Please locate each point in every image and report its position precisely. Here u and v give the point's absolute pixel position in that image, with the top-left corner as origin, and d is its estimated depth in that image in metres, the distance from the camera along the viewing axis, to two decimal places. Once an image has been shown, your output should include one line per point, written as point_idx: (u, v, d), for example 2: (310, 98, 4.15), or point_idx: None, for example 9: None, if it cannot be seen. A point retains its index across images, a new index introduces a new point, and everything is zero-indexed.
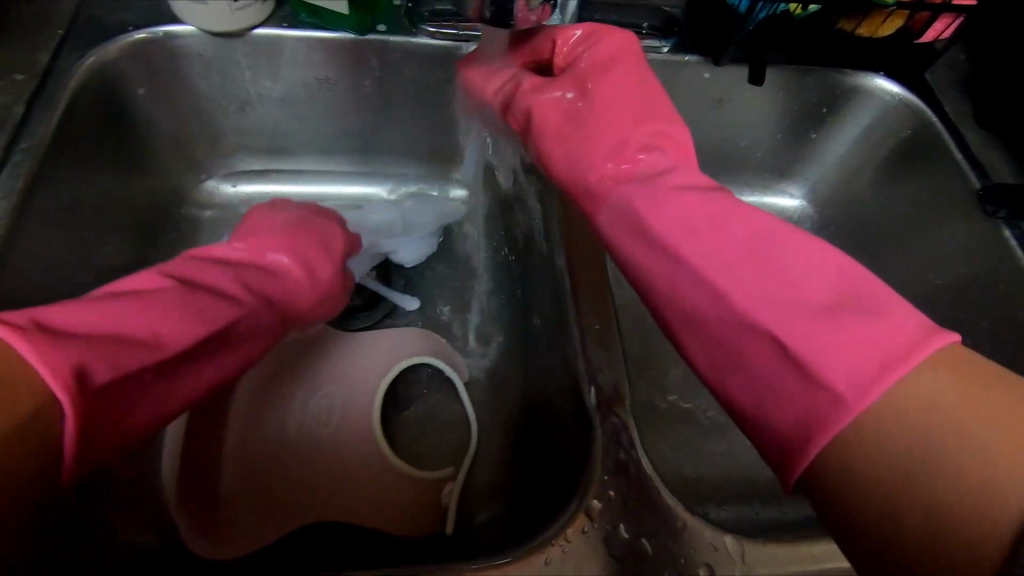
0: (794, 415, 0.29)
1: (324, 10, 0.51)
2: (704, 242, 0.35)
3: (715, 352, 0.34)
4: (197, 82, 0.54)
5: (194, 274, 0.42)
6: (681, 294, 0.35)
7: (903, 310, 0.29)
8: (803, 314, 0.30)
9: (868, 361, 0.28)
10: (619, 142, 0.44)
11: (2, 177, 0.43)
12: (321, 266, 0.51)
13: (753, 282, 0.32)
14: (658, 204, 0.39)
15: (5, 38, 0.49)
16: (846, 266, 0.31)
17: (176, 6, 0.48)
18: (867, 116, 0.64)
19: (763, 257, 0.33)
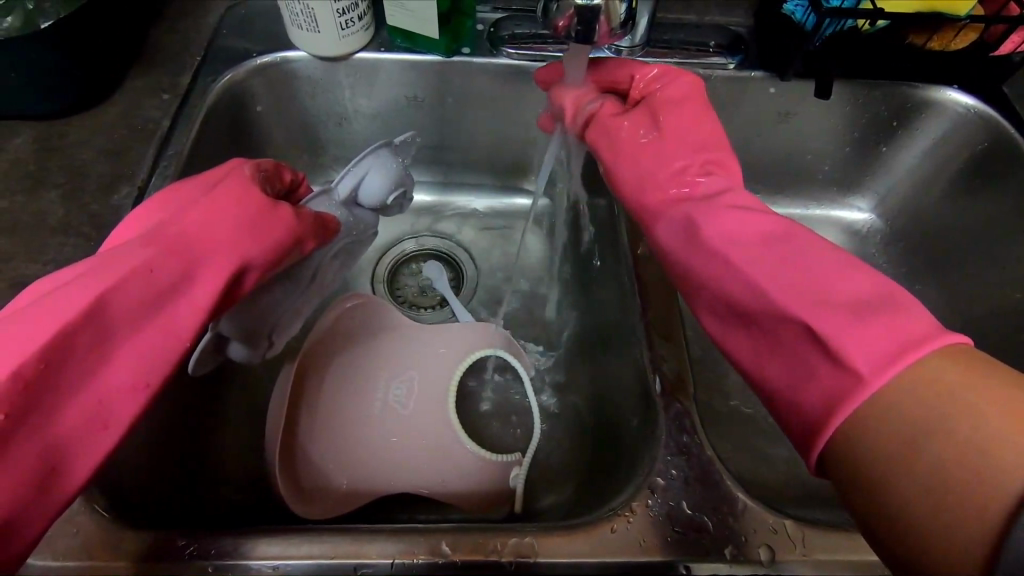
0: (823, 395, 0.33)
1: (418, 36, 0.58)
2: (752, 248, 0.39)
3: (757, 343, 0.38)
4: (305, 100, 0.61)
5: (62, 277, 0.39)
6: (727, 290, 0.39)
7: (919, 312, 0.32)
8: (830, 311, 0.34)
9: (886, 351, 0.31)
10: (679, 167, 0.46)
11: (154, 178, 0.51)
12: (232, 227, 0.44)
13: (787, 283, 0.36)
14: (707, 213, 0.42)
15: (157, 63, 0.58)
16: (873, 276, 0.35)
17: (294, 34, 0.56)
18: (938, 128, 0.64)
19: (799, 264, 0.36)
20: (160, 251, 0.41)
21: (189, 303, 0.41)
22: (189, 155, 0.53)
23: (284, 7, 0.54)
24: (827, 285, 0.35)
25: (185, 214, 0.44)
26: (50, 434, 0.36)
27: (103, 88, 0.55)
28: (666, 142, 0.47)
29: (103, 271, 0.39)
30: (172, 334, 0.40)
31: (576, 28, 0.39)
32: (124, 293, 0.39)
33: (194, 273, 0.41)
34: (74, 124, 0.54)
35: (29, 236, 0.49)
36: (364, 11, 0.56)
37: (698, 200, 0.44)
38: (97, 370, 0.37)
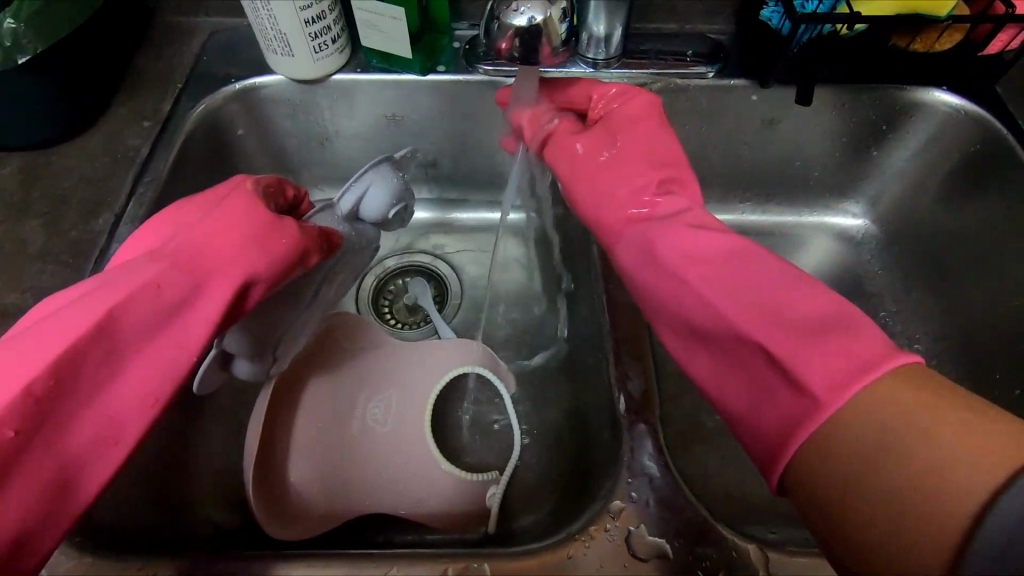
0: (780, 418, 0.32)
1: (394, 56, 0.58)
2: (711, 264, 0.38)
3: (718, 365, 0.37)
4: (284, 122, 0.62)
5: (70, 296, 0.40)
6: (684, 309, 0.38)
7: (872, 333, 0.32)
8: (788, 329, 0.33)
9: (844, 369, 0.31)
10: (639, 185, 0.45)
11: (131, 205, 0.52)
12: (235, 243, 0.43)
13: (744, 300, 0.35)
14: (662, 234, 0.41)
15: (140, 91, 0.60)
16: (826, 293, 0.34)
17: (270, 59, 0.57)
18: (927, 131, 0.62)
19: (755, 280, 0.36)
20: (165, 269, 0.41)
21: (194, 317, 0.41)
22: (167, 181, 0.54)
23: (258, 34, 0.55)
24: (785, 302, 0.34)
25: (189, 231, 0.43)
26: (64, 449, 0.37)
27: (86, 118, 0.56)
28: (625, 157, 0.47)
29: (108, 291, 0.39)
30: (180, 349, 0.40)
31: (521, 48, 0.44)
32: (127, 313, 0.39)
33: (198, 289, 0.41)
34: (59, 153, 0.56)
35: (13, 264, 0.50)
36: (338, 34, 0.57)
37: (659, 219, 0.43)
38: (103, 390, 0.38)
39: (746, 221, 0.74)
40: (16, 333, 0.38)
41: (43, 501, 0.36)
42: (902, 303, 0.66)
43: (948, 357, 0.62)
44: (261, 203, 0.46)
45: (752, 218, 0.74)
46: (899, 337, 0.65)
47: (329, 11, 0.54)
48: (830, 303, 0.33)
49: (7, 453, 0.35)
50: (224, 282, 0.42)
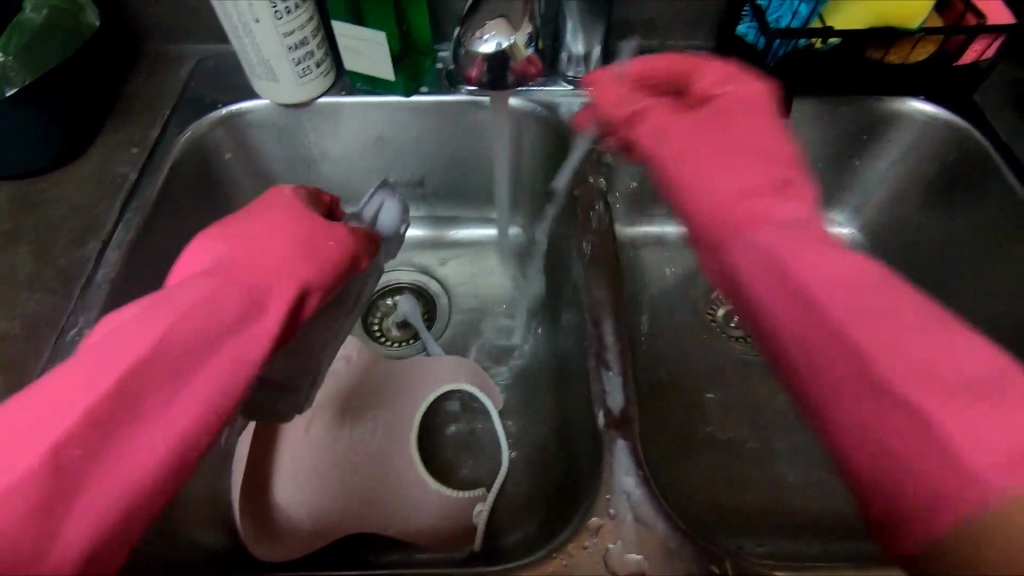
0: (929, 470, 0.29)
1: (378, 79, 0.60)
2: (871, 287, 0.33)
3: (831, 400, 0.33)
4: (269, 146, 0.63)
5: (120, 314, 0.38)
6: (810, 343, 0.34)
7: (973, 341, 0.30)
8: (960, 381, 0.29)
9: (1006, 431, 0.27)
10: (757, 183, 0.40)
11: (119, 231, 0.53)
12: (288, 254, 0.43)
13: (892, 340, 0.31)
14: (796, 244, 0.36)
15: (128, 119, 0.61)
16: (954, 330, 0.31)
17: (256, 85, 0.58)
18: (908, 139, 0.63)
19: (897, 317, 0.32)
20: (222, 281, 0.40)
21: (254, 330, 0.39)
22: (154, 206, 0.55)
23: (243, 61, 0.56)
24: (922, 344, 0.30)
25: (241, 245, 0.44)
26: (131, 471, 0.33)
27: (75, 146, 0.57)
28: (709, 164, 0.43)
29: (162, 305, 0.38)
30: (235, 364, 0.38)
31: (490, 68, 0.48)
32: (189, 326, 0.37)
33: (256, 301, 0.40)
34: (48, 181, 0.57)
35: (2, 292, 0.51)
36: (321, 58, 0.58)
37: (777, 221, 0.38)
38: (164, 410, 0.35)
39: None
40: (75, 358, 0.35)
41: (109, 533, 0.33)
42: None
43: None
44: (305, 212, 0.47)
45: None
46: None
47: (313, 37, 0.56)
48: (970, 350, 0.30)
49: (73, 477, 0.32)
50: (277, 291, 0.41)
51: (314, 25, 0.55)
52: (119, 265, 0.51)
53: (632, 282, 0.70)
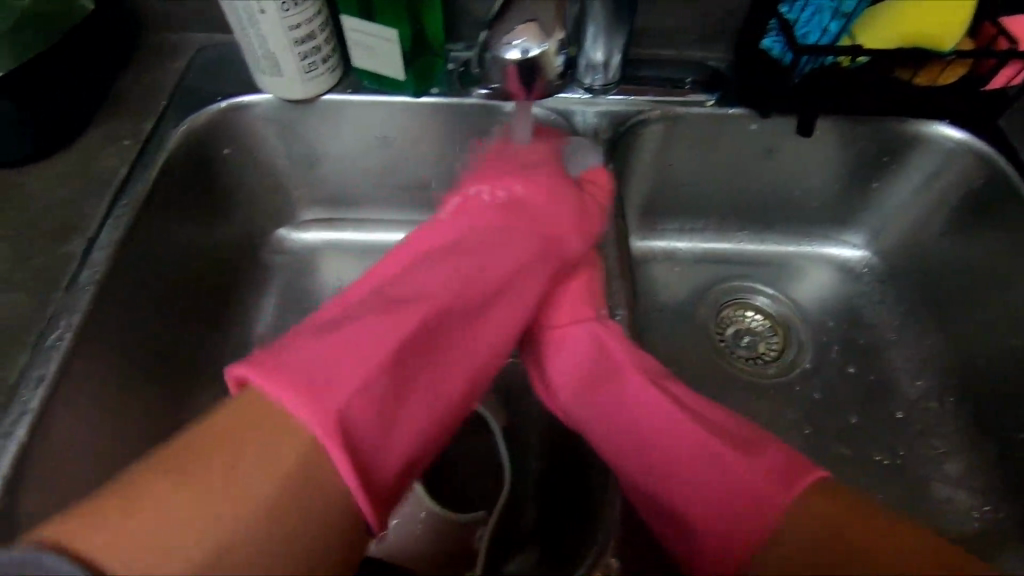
0: (721, 524, 0.39)
1: (384, 77, 0.57)
2: (664, 436, 0.44)
3: (712, 505, 0.40)
4: (268, 141, 0.60)
5: (451, 271, 0.48)
6: (677, 455, 0.43)
7: (750, 463, 0.39)
8: (641, 437, 0.45)
9: (719, 502, 0.39)
10: (671, 435, 0.44)
11: (106, 229, 0.48)
12: (516, 183, 0.54)
13: (674, 462, 0.42)
14: (620, 399, 0.47)
15: (119, 107, 0.57)
16: (704, 443, 0.42)
17: (259, 78, 0.55)
18: (929, 164, 0.61)
19: (652, 443, 0.44)
20: (494, 220, 0.53)
21: (493, 275, 0.49)
22: (146, 201, 0.51)
23: (245, 51, 0.53)
24: (679, 458, 0.42)
25: (506, 189, 0.55)
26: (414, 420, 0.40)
27: (65, 135, 0.53)
28: (625, 408, 0.47)
29: (482, 242, 0.51)
30: (533, 261, 0.51)
31: (518, 75, 0.45)
32: (534, 266, 0.51)
33: (523, 251, 0.51)
34: (25, 173, 0.52)
35: None
36: (329, 54, 0.55)
37: (672, 406, 0.45)
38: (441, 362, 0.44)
39: (744, 251, 0.72)
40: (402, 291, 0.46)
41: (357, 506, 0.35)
42: (908, 344, 0.65)
43: (951, 400, 0.60)
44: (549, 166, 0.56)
45: (751, 247, 0.72)
46: (893, 368, 0.64)
47: (321, 31, 0.52)
48: (695, 462, 0.42)
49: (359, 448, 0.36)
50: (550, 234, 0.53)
51: (323, 18, 0.52)
52: (107, 266, 0.47)
53: (637, 298, 0.68)
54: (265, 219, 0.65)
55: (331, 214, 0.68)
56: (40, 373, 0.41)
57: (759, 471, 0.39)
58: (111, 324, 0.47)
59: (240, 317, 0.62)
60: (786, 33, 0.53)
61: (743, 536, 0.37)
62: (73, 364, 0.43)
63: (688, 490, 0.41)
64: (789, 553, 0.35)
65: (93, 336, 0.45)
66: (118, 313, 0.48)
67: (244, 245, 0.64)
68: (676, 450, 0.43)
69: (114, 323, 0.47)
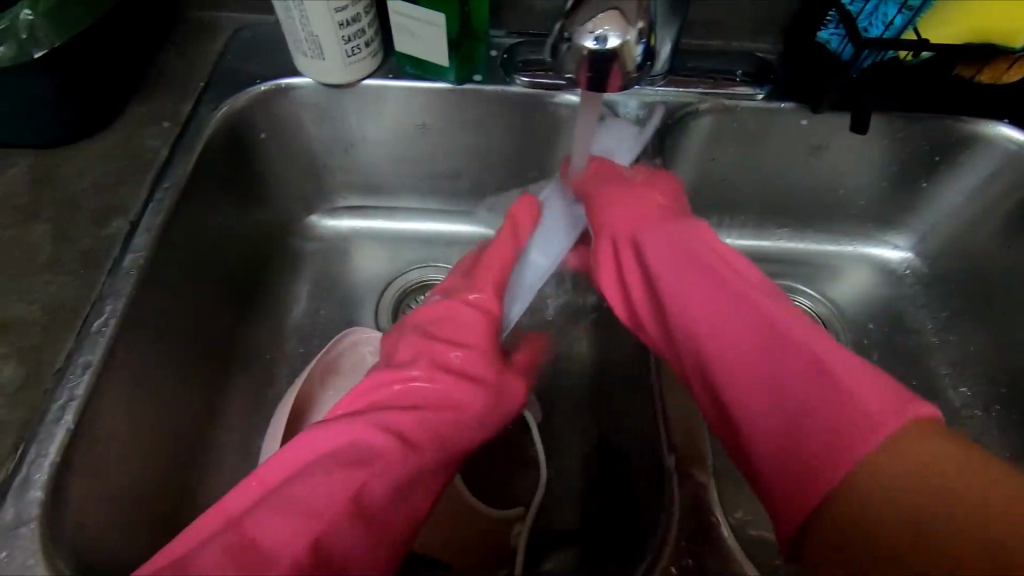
0: (818, 435, 0.34)
1: (427, 62, 0.55)
2: (758, 346, 0.39)
3: (817, 429, 0.35)
4: (305, 126, 0.59)
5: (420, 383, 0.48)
6: (784, 371, 0.37)
7: (870, 391, 0.34)
8: (740, 346, 0.40)
9: (827, 421, 0.34)
10: (781, 345, 0.38)
11: (147, 214, 0.47)
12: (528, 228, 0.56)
13: (770, 378, 0.38)
14: (721, 304, 0.42)
15: (157, 88, 0.55)
16: (817, 364, 0.36)
17: (300, 60, 0.54)
18: (987, 165, 0.58)
19: (760, 349, 0.39)
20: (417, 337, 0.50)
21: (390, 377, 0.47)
22: (186, 186, 0.50)
23: (288, 34, 0.52)
24: (781, 373, 0.37)
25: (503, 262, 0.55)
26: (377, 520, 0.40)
27: (104, 116, 0.52)
28: (724, 314, 0.42)
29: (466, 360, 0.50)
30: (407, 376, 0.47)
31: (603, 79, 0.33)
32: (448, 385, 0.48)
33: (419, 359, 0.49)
34: (65, 154, 0.51)
35: (20, 272, 0.45)
36: (371, 38, 0.53)
37: (782, 327, 0.39)
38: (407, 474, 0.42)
39: (782, 249, 0.70)
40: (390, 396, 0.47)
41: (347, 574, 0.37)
42: (950, 349, 0.63)
43: (996, 407, 0.59)
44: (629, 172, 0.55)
45: (790, 245, 0.70)
46: (935, 373, 0.63)
47: (365, 13, 0.51)
48: (802, 376, 0.37)
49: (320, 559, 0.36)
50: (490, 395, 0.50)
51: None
52: (150, 251, 0.46)
53: None
54: (298, 205, 0.64)
55: (364, 201, 0.67)
56: (86, 358, 0.41)
57: (877, 398, 0.34)
58: (154, 311, 0.46)
59: (275, 304, 0.61)
60: (848, 26, 0.51)
61: (834, 470, 0.33)
62: (118, 349, 0.42)
63: (790, 413, 0.36)
64: (879, 491, 0.31)
65: (137, 322, 0.44)
66: (160, 299, 0.47)
67: (279, 231, 0.64)
68: (790, 359, 0.38)
69: (156, 310, 0.47)
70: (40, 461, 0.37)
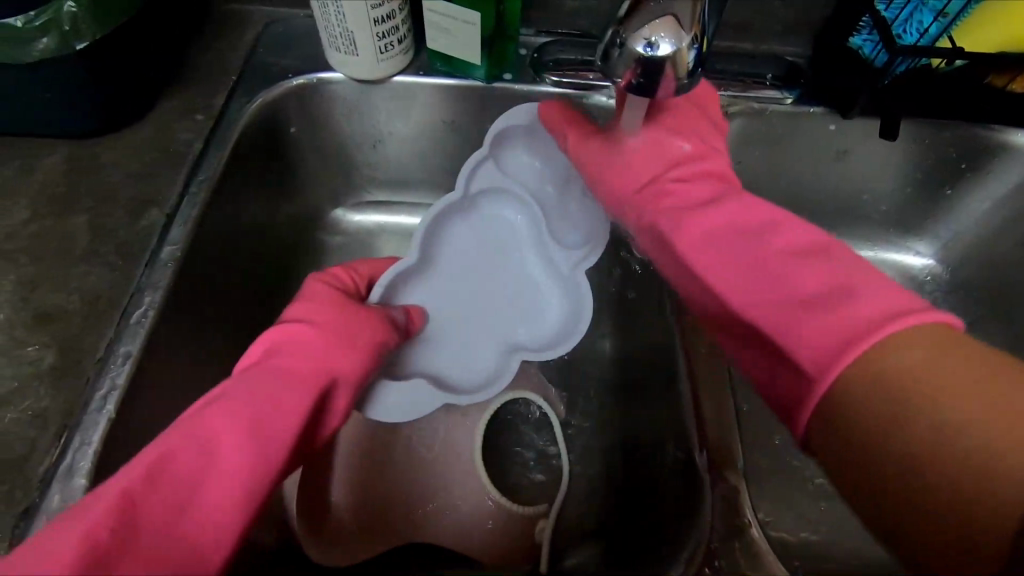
0: (820, 341, 0.33)
1: (458, 60, 0.55)
2: (770, 262, 0.38)
3: (820, 339, 0.33)
4: (334, 120, 0.59)
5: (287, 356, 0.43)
6: (795, 280, 0.36)
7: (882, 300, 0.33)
8: (754, 257, 0.38)
9: (832, 333, 0.33)
10: (791, 258, 0.37)
11: (183, 206, 0.48)
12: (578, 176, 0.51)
13: (774, 288, 0.36)
14: (735, 224, 0.41)
15: (189, 80, 0.56)
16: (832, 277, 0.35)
17: (332, 56, 0.54)
18: (1015, 174, 0.58)
19: (771, 265, 0.38)
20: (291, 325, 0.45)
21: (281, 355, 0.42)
22: (220, 179, 0.50)
23: (322, 29, 0.51)
24: (790, 280, 0.36)
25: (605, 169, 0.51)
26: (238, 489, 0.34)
27: (138, 107, 0.52)
28: (735, 234, 0.40)
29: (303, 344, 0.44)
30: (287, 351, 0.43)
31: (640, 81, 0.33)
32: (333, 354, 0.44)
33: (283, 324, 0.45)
34: (100, 145, 0.51)
35: (59, 261, 0.46)
36: (404, 34, 0.53)
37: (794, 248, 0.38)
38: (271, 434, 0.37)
39: None
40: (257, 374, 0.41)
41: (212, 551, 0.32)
42: None
43: None
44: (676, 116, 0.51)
45: None
46: None
47: (400, 9, 0.51)
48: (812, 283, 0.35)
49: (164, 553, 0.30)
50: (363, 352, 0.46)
51: None
52: (186, 242, 0.46)
53: None
54: (324, 199, 0.65)
55: (389, 197, 0.67)
56: (126, 349, 0.41)
57: (875, 307, 0.32)
58: (189, 302, 0.47)
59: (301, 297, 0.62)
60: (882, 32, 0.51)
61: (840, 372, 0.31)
62: (156, 340, 0.43)
63: (789, 314, 0.35)
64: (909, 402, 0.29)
65: (174, 313, 0.45)
66: (196, 290, 0.48)
67: (305, 225, 0.64)
68: (798, 274, 0.36)
69: (192, 301, 0.47)
70: (84, 449, 0.37)
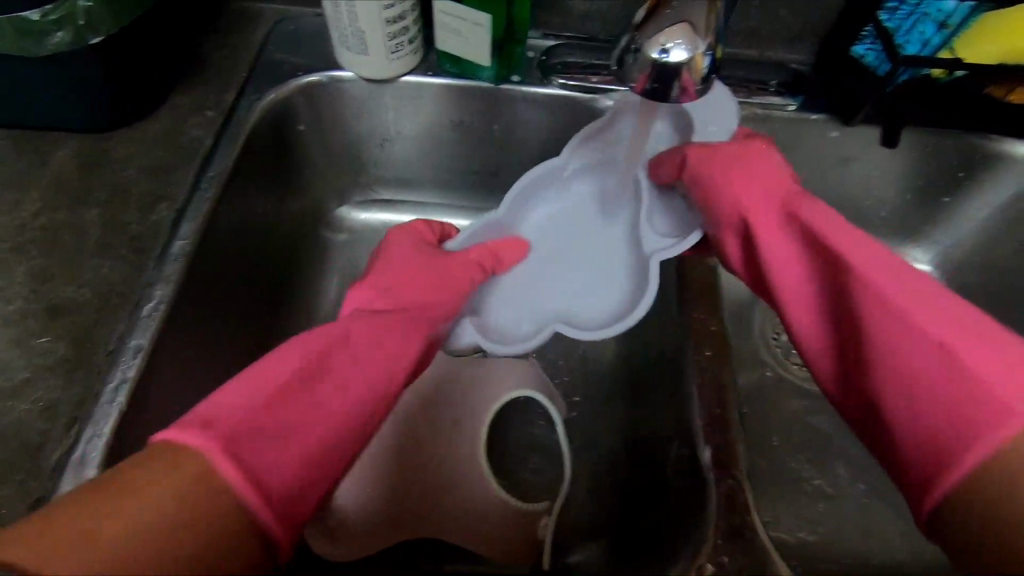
0: (962, 378, 0.33)
1: (467, 61, 0.56)
2: (908, 296, 0.37)
3: (957, 384, 0.33)
4: (342, 118, 0.59)
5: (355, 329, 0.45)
6: (923, 317, 0.36)
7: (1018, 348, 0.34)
8: (886, 293, 0.38)
9: (977, 374, 0.33)
10: (920, 298, 0.37)
11: (194, 201, 0.48)
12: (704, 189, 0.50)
13: (924, 329, 0.36)
14: (856, 249, 0.41)
15: (199, 76, 0.56)
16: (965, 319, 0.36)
17: (343, 55, 0.54)
18: (1013, 184, 0.60)
19: (916, 299, 0.37)
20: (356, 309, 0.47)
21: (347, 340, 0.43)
22: (230, 175, 0.51)
23: (334, 29, 0.52)
24: (928, 323, 0.36)
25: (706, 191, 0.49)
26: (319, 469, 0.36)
27: (150, 102, 0.52)
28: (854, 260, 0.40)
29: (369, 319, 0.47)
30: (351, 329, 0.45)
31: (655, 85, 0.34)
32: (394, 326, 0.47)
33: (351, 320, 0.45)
34: (110, 139, 0.52)
35: (70, 254, 0.46)
36: (415, 35, 0.54)
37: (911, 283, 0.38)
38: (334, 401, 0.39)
39: None
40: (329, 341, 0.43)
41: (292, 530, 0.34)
42: None
43: None
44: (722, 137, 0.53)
45: None
46: None
47: (411, 10, 0.51)
48: (952, 325, 0.35)
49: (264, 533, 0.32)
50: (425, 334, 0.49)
51: None
52: (197, 236, 0.47)
53: None
54: (331, 197, 0.65)
55: (396, 195, 0.67)
56: (137, 342, 0.41)
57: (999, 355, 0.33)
58: (199, 297, 0.47)
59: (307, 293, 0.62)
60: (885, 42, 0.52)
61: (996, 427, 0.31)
62: (167, 334, 0.43)
63: (943, 362, 0.34)
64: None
65: (184, 307, 0.45)
66: (206, 285, 0.48)
67: (312, 222, 0.65)
68: (933, 313, 0.36)
69: (202, 296, 0.48)
70: (96, 440, 0.38)
